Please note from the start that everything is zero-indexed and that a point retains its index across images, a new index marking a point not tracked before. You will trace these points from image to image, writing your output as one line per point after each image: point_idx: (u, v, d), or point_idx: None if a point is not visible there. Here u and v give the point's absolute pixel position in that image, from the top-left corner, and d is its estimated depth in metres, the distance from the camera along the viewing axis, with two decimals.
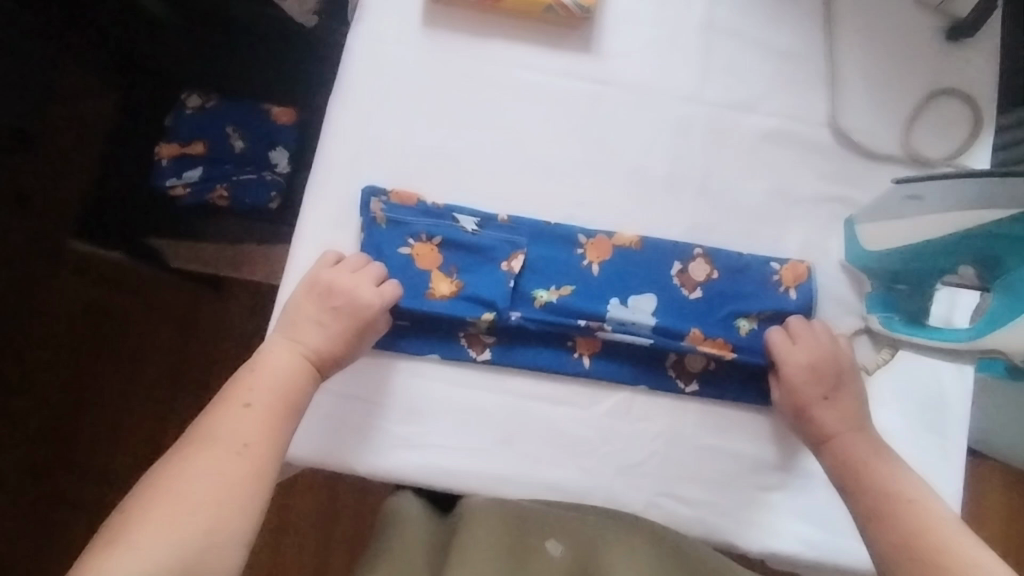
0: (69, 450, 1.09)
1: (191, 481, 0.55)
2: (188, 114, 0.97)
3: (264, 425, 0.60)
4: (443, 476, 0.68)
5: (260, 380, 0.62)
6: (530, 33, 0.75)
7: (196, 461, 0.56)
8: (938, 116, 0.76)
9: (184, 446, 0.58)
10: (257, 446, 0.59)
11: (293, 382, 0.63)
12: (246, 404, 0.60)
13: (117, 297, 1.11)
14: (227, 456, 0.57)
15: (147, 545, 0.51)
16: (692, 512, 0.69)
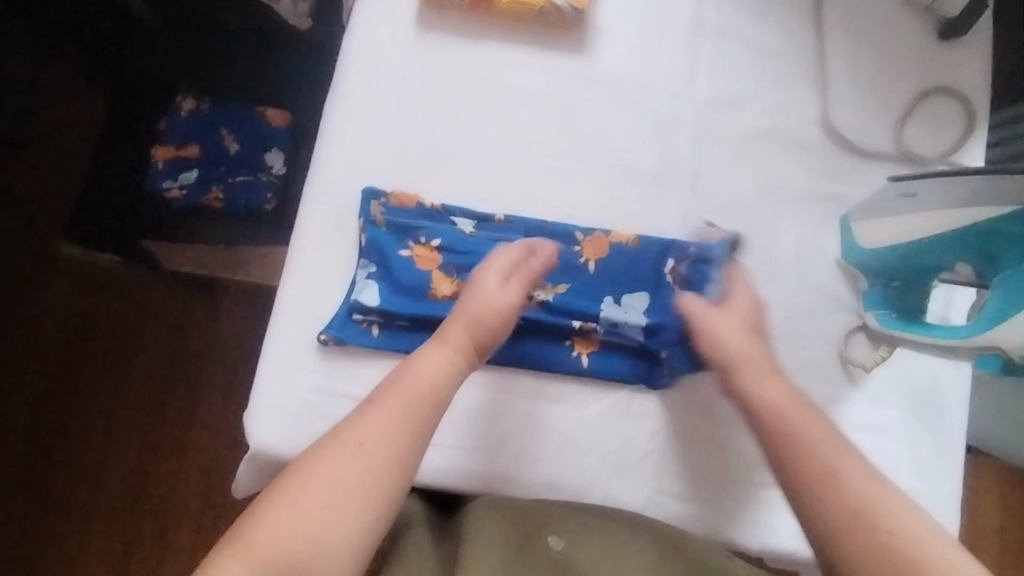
0: (54, 461, 1.04)
1: (327, 490, 0.49)
2: (181, 117, 0.97)
3: (412, 427, 0.54)
4: (442, 476, 0.68)
5: (413, 379, 0.57)
6: (523, 35, 0.76)
7: (342, 456, 0.51)
8: (929, 114, 0.77)
9: (321, 446, 0.52)
10: (402, 448, 0.53)
11: (442, 383, 0.58)
12: (396, 410, 0.55)
13: (103, 299, 1.07)
14: (369, 465, 0.51)
15: (288, 531, 0.47)
16: (689, 510, 0.70)
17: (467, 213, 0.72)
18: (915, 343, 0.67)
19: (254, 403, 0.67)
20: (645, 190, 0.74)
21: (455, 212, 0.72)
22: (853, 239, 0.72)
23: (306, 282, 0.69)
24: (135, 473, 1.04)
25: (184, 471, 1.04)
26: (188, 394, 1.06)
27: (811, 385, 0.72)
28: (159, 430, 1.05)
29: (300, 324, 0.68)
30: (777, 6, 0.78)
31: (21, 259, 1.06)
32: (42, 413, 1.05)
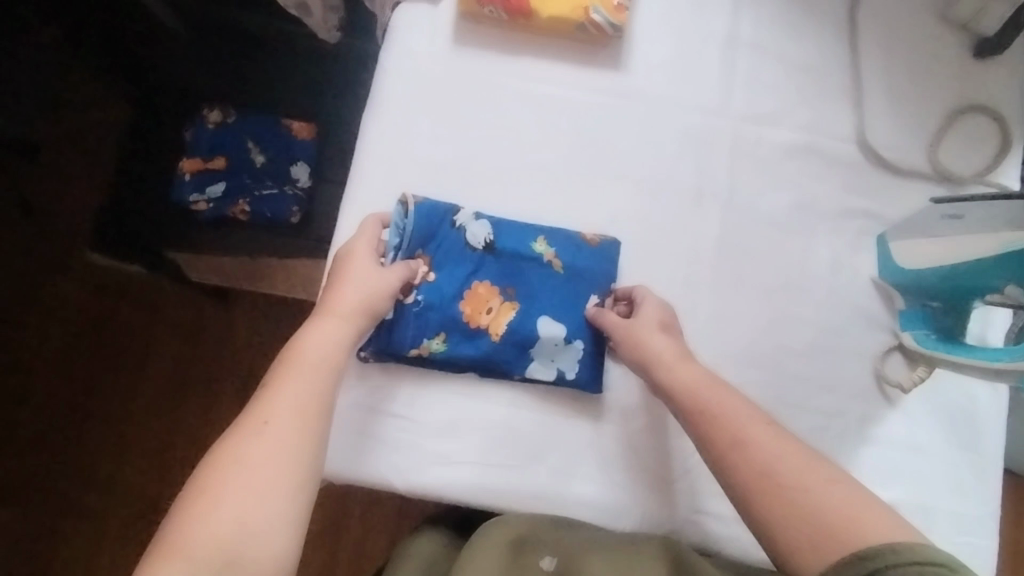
0: (68, 472, 1.03)
1: (239, 468, 0.50)
2: (209, 129, 0.97)
3: (311, 398, 0.55)
4: (478, 492, 0.67)
5: (303, 355, 0.58)
6: (560, 50, 0.76)
7: (250, 441, 0.51)
8: (965, 132, 0.77)
9: (230, 441, 0.51)
10: (307, 420, 0.54)
11: (334, 351, 0.59)
12: (291, 383, 0.55)
13: (124, 308, 1.06)
14: (278, 437, 0.52)
15: (216, 523, 0.47)
16: (727, 530, 0.69)
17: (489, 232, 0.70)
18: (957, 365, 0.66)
19: None
20: (680, 205, 0.74)
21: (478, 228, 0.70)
22: (891, 258, 0.72)
23: None
24: (151, 484, 1.03)
25: None
26: (204, 405, 1.04)
27: (846, 402, 0.72)
28: (175, 441, 1.04)
29: None
30: (812, 23, 0.78)
31: (42, 267, 1.06)
32: (58, 424, 1.04)
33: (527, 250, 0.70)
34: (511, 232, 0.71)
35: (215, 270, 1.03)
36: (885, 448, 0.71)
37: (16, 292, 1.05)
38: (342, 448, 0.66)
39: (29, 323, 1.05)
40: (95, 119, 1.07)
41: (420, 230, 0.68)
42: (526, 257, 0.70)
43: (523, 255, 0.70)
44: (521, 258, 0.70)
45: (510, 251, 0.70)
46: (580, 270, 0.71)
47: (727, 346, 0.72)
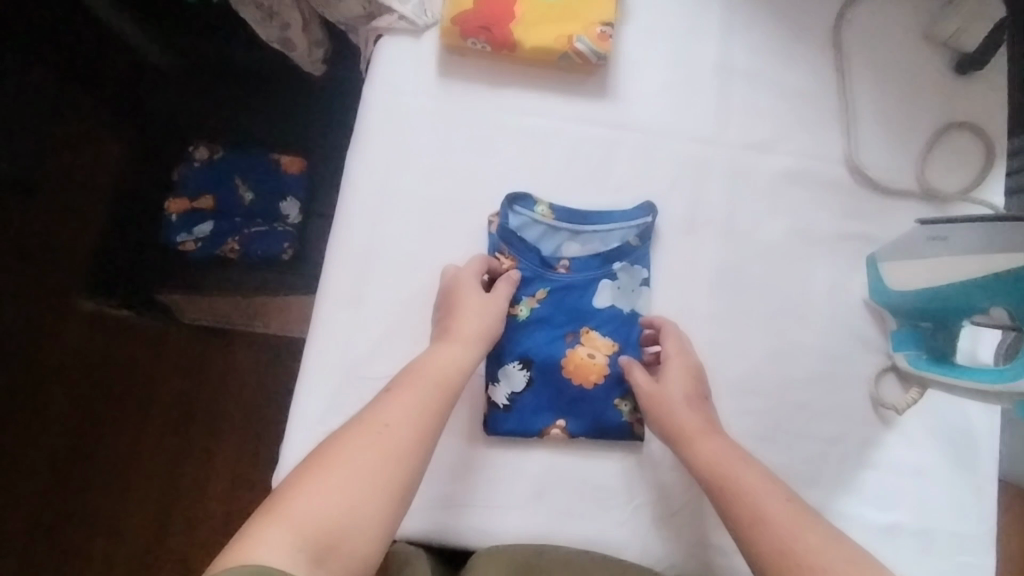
0: (65, 521, 1.01)
1: (363, 444, 0.52)
2: (196, 167, 0.97)
3: (422, 420, 0.56)
4: (480, 533, 0.65)
5: (421, 374, 0.59)
6: (548, 81, 0.76)
7: (357, 436, 0.53)
8: (950, 150, 0.77)
9: (344, 432, 0.53)
10: (412, 435, 0.55)
11: (451, 382, 0.60)
12: (405, 401, 0.57)
13: (122, 351, 1.05)
14: (387, 454, 0.53)
15: (311, 502, 0.48)
16: (728, 558, 0.67)
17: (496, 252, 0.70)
18: (951, 386, 0.66)
19: (286, 463, 0.65)
20: (674, 234, 0.73)
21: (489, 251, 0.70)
22: (881, 282, 0.72)
23: (333, 336, 0.68)
24: (150, 529, 1.01)
25: (201, 523, 1.01)
26: (202, 447, 1.03)
27: (846, 427, 0.71)
28: (175, 483, 1.02)
29: (330, 377, 0.67)
30: (799, 47, 0.78)
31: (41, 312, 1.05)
32: (55, 473, 1.02)
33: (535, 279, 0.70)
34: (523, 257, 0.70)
35: (213, 310, 1.02)
36: (885, 472, 0.70)
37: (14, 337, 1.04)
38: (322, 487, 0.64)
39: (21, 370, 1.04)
40: (87, 161, 1.07)
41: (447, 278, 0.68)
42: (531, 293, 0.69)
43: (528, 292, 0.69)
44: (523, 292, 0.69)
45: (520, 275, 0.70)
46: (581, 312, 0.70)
47: (722, 374, 0.71)
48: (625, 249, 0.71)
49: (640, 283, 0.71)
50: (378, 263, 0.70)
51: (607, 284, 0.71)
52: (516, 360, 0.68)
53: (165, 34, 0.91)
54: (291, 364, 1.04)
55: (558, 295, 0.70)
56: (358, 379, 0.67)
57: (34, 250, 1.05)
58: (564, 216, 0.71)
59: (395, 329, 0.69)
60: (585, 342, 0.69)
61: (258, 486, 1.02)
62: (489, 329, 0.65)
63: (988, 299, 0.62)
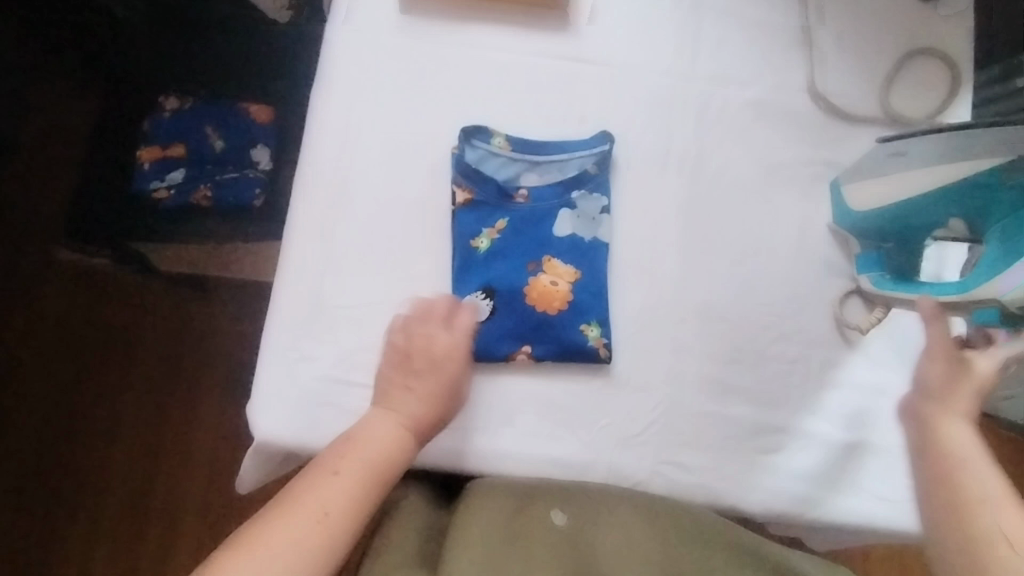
0: (52, 459, 1.07)
1: (276, 534, 0.50)
2: (167, 117, 0.97)
3: (350, 501, 0.54)
4: (449, 454, 0.67)
5: (353, 450, 0.57)
6: (508, 14, 0.76)
7: (271, 528, 0.51)
8: (913, 76, 0.78)
9: (258, 522, 0.51)
10: (336, 515, 0.53)
11: (389, 455, 0.58)
12: (332, 484, 0.54)
13: (101, 303, 1.11)
14: (309, 540, 0.51)
15: None
16: (694, 478, 0.68)
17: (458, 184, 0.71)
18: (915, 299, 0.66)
19: (257, 394, 0.66)
20: (637, 163, 0.74)
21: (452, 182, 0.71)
22: (844, 204, 0.73)
23: (300, 270, 0.69)
24: (137, 473, 1.08)
25: (187, 465, 1.09)
26: (185, 389, 1.10)
27: (808, 348, 0.72)
28: (159, 430, 1.09)
29: (300, 311, 0.68)
30: None
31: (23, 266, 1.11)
32: (45, 413, 1.08)
33: (495, 208, 0.71)
34: (486, 185, 0.70)
35: (183, 259, 1.03)
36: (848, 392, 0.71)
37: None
38: (289, 413, 0.66)
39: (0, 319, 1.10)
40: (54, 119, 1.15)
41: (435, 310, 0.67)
42: (491, 224, 0.70)
43: (489, 223, 0.70)
44: (484, 222, 0.70)
45: (480, 205, 0.70)
46: (543, 239, 0.70)
47: (685, 300, 0.72)
48: (585, 177, 0.72)
49: (600, 211, 0.72)
50: (341, 198, 0.70)
51: (568, 212, 0.71)
52: (479, 290, 0.69)
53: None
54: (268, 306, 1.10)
55: (518, 224, 0.70)
56: (324, 310, 0.68)
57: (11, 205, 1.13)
58: (522, 147, 0.72)
59: (362, 263, 0.70)
60: (547, 270, 0.70)
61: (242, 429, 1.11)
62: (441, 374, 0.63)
63: (952, 209, 0.63)
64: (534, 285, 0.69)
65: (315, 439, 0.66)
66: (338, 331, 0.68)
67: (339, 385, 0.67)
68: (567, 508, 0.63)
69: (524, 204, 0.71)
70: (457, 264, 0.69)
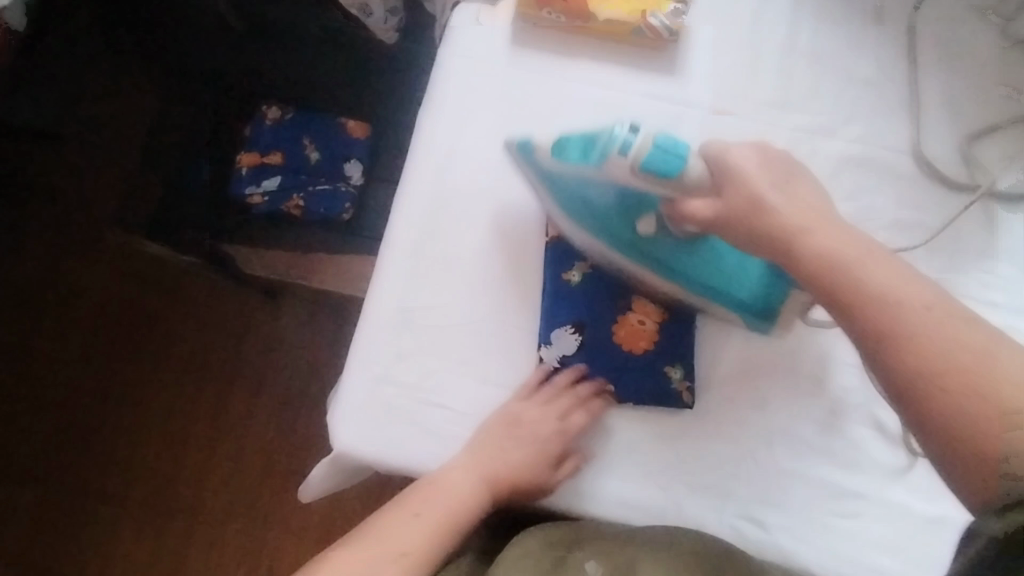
0: (120, 441, 1.19)
1: (366, 556, 0.63)
2: (267, 125, 1.02)
3: (423, 542, 0.64)
4: (532, 488, 0.67)
5: (432, 495, 0.65)
6: (617, 54, 0.77)
7: (358, 550, 0.64)
8: (1023, 147, 0.76)
9: (351, 540, 0.65)
10: (413, 553, 0.64)
11: (463, 510, 0.66)
12: (408, 526, 0.65)
13: (185, 301, 1.24)
14: (390, 565, 0.63)
15: None
16: (768, 536, 0.67)
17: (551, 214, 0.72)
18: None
19: (339, 405, 0.67)
20: None
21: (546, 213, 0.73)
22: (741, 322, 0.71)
23: (392, 285, 0.70)
24: (201, 463, 1.18)
25: (246, 466, 1.18)
26: (244, 388, 1.21)
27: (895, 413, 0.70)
28: (223, 426, 1.20)
29: (387, 327, 0.69)
30: (870, 34, 0.79)
31: (124, 258, 1.25)
32: (122, 401, 1.20)
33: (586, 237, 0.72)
34: None
35: (269, 263, 1.05)
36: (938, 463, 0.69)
37: (95, 281, 1.24)
38: (370, 427, 0.66)
39: (91, 311, 1.23)
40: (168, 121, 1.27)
41: (543, 336, 0.69)
42: (580, 255, 0.72)
43: (579, 256, 0.72)
44: (572, 253, 0.72)
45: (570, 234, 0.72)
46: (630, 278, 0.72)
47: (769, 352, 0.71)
48: None
49: None
50: (438, 219, 0.72)
51: None
52: (568, 324, 0.69)
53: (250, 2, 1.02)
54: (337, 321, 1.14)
55: (608, 262, 0.72)
56: (412, 327, 0.69)
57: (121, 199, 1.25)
58: None
59: (452, 284, 0.70)
60: (635, 309, 0.71)
61: (292, 430, 1.20)
62: (545, 420, 0.67)
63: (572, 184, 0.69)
64: (626, 331, 0.70)
65: (392, 456, 0.66)
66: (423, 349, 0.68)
67: (420, 403, 0.68)
68: (602, 557, 0.63)
69: None
70: (547, 299, 0.70)
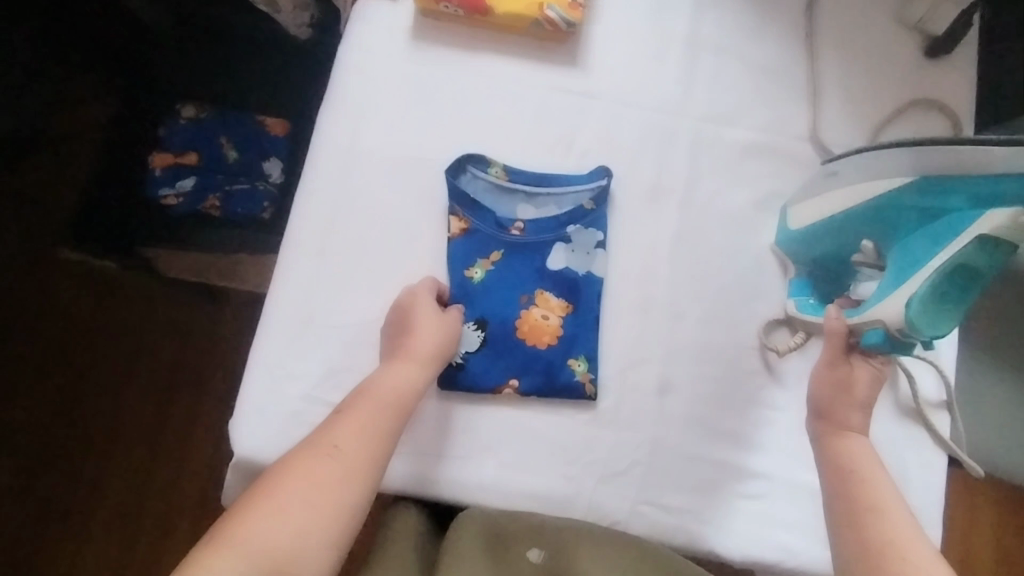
0: (35, 457, 1.10)
1: (312, 465, 0.55)
2: (183, 124, 0.99)
3: (367, 435, 0.58)
4: (442, 484, 0.67)
5: (367, 398, 0.61)
6: (518, 48, 0.77)
7: (299, 464, 0.55)
8: (913, 125, 0.78)
9: (287, 458, 0.56)
10: (351, 447, 0.57)
11: (400, 399, 0.62)
12: (349, 427, 0.58)
13: (108, 308, 1.13)
14: (337, 470, 0.56)
15: (245, 534, 0.51)
16: (674, 520, 0.68)
17: (452, 208, 0.72)
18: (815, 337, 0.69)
19: (241, 410, 0.67)
20: (635, 202, 0.75)
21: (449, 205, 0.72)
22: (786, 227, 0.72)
23: (296, 287, 0.70)
24: (129, 478, 1.10)
25: (178, 482, 1.10)
26: (185, 393, 1.12)
27: (798, 398, 0.72)
28: (153, 442, 1.11)
29: (290, 329, 0.69)
30: (768, 21, 0.80)
31: (23, 257, 1.13)
32: (36, 416, 1.11)
33: (488, 231, 0.72)
34: (486, 211, 0.72)
35: (192, 267, 1.04)
36: None
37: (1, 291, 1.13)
38: (282, 432, 0.67)
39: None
40: (73, 114, 1.15)
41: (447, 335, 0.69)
42: (483, 249, 0.71)
43: (482, 252, 0.71)
44: (475, 249, 0.71)
45: (473, 230, 0.72)
46: (536, 271, 0.72)
47: (673, 340, 0.72)
48: (581, 213, 0.73)
49: (596, 245, 0.72)
50: (340, 219, 0.72)
51: (563, 246, 0.72)
52: (472, 321, 0.70)
53: None
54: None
55: (511, 257, 0.72)
56: (313, 330, 0.69)
57: (23, 200, 1.14)
58: (521, 177, 0.73)
59: (353, 287, 0.71)
60: (540, 304, 0.71)
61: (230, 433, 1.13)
62: (449, 413, 0.68)
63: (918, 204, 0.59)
64: (530, 325, 0.70)
65: None
66: (327, 350, 0.69)
67: (324, 406, 0.68)
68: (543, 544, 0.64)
69: (518, 239, 0.72)
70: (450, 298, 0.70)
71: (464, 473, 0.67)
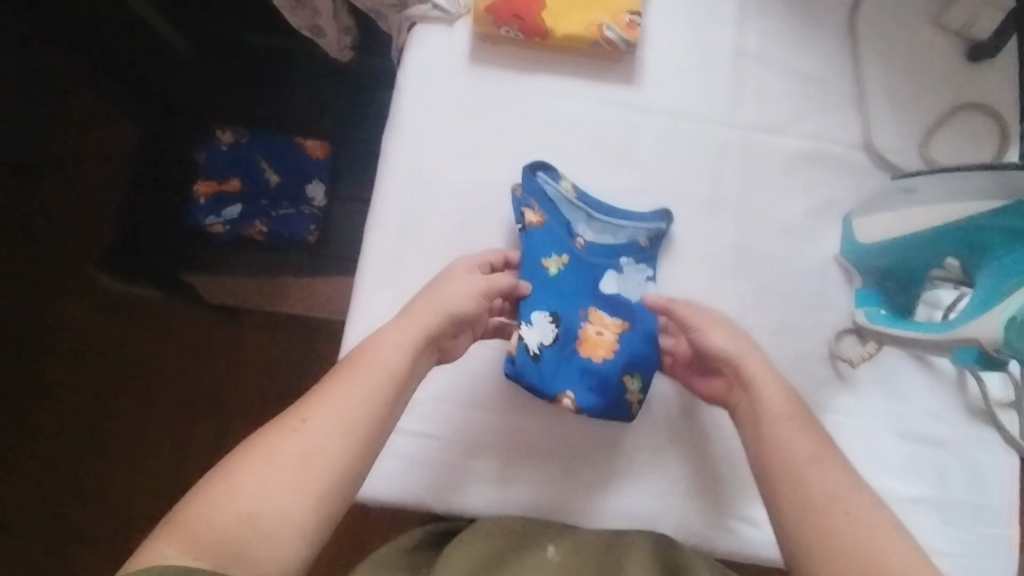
0: (67, 490, 1.07)
1: (284, 438, 0.50)
2: (222, 150, 0.99)
3: (353, 405, 0.53)
4: (530, 508, 0.69)
5: (358, 365, 0.55)
6: (576, 66, 0.77)
7: (272, 436, 0.51)
8: (961, 129, 0.80)
9: (266, 430, 0.52)
10: (330, 418, 0.52)
11: (393, 366, 0.56)
12: (334, 397, 0.53)
13: (139, 333, 1.09)
14: (313, 442, 0.50)
15: (200, 513, 0.47)
16: (758, 529, 0.70)
17: (522, 204, 0.72)
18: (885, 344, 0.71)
19: None
20: (699, 218, 0.76)
21: (520, 200, 0.72)
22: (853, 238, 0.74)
23: (372, 314, 0.70)
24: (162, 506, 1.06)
25: None
26: (216, 422, 1.08)
27: (871, 403, 0.73)
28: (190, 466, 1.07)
29: None
30: (815, 32, 0.81)
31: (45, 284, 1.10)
32: (68, 448, 1.08)
33: (558, 233, 0.72)
34: (556, 215, 0.73)
35: (234, 293, 1.03)
36: (909, 443, 0.72)
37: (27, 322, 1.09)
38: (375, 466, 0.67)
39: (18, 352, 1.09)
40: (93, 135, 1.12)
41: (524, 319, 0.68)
42: (557, 245, 0.72)
43: (555, 249, 0.72)
44: (550, 243, 0.71)
45: (545, 223, 0.72)
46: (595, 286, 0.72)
47: None
48: (634, 248, 0.74)
49: (645, 280, 0.74)
50: (411, 243, 0.72)
51: (613, 274, 0.74)
52: (547, 311, 0.69)
53: (175, 15, 0.94)
54: (298, 340, 1.09)
55: (579, 262, 0.72)
56: None
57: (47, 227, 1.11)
58: (585, 197, 0.74)
59: None
60: (593, 321, 0.71)
61: None
62: (533, 436, 0.70)
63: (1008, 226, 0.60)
64: (586, 341, 0.70)
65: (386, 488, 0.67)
66: None
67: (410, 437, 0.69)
68: (561, 546, 0.63)
69: (581, 250, 0.73)
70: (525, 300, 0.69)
71: (551, 496, 0.69)
